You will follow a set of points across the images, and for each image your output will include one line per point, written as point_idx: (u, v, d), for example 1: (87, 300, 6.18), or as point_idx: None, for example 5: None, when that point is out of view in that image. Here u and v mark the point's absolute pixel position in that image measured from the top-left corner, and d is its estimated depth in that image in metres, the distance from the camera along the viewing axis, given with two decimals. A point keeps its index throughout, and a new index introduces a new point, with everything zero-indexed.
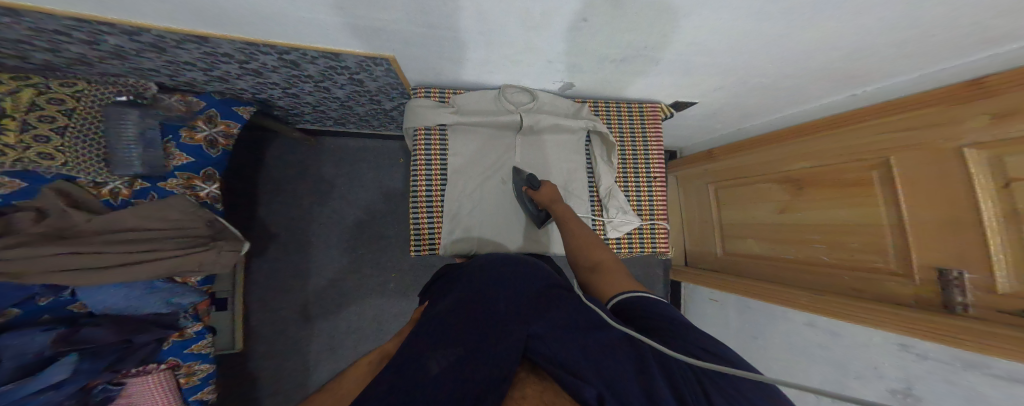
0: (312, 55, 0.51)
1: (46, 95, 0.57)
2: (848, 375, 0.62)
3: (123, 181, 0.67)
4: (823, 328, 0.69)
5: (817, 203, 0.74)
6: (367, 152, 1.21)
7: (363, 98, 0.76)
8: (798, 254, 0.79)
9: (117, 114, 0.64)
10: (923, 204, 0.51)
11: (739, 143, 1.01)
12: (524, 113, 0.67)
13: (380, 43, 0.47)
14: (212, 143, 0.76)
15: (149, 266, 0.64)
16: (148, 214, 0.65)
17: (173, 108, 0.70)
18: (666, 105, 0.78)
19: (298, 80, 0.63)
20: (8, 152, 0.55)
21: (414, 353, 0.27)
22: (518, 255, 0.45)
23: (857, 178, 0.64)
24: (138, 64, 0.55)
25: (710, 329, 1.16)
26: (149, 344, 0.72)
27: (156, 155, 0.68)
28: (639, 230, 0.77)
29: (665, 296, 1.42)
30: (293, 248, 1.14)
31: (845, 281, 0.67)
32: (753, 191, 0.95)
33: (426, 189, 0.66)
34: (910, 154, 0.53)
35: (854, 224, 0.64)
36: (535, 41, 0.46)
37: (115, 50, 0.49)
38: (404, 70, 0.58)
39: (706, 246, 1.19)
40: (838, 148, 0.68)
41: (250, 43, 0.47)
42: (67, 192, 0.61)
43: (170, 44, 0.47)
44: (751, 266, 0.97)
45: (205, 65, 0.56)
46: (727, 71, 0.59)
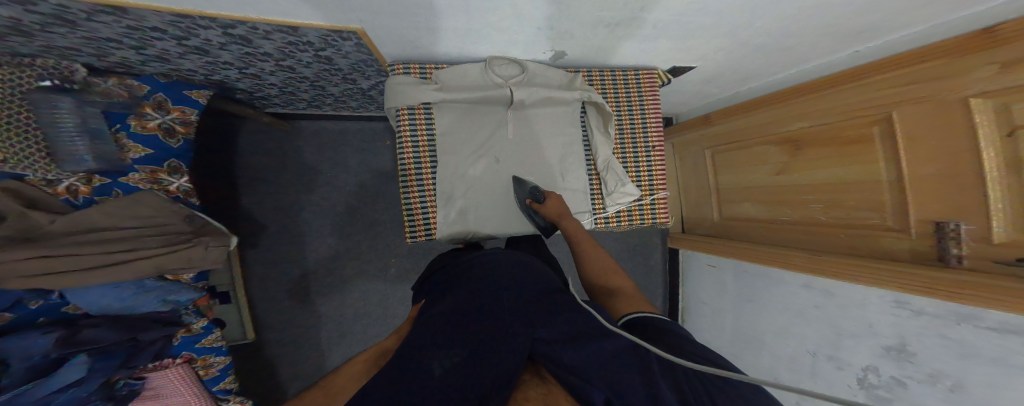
0: (264, 29, 0.44)
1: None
2: (843, 335, 0.66)
3: (78, 178, 0.61)
4: (819, 289, 0.73)
5: (814, 164, 0.74)
6: (350, 136, 1.15)
7: (337, 78, 0.70)
8: (796, 215, 0.81)
9: (46, 102, 0.56)
10: (925, 159, 0.51)
11: (736, 106, 0.98)
12: (515, 86, 0.63)
13: (343, 13, 0.41)
14: (169, 132, 0.70)
15: (133, 267, 0.61)
16: (115, 211, 0.62)
17: (112, 92, 0.62)
18: (662, 72, 0.74)
19: (258, 58, 0.56)
20: None
21: (416, 354, 0.27)
22: (516, 253, 0.47)
23: (856, 136, 0.63)
24: (50, 41, 0.48)
25: (707, 292, 1.22)
26: (156, 341, 0.72)
27: (110, 148, 0.63)
28: (638, 203, 0.77)
29: (660, 261, 1.47)
30: (286, 240, 1.12)
31: (840, 237, 0.70)
32: (750, 155, 0.95)
33: (415, 172, 0.63)
34: (914, 108, 0.52)
35: (853, 182, 0.65)
36: (520, 6, 0.41)
37: (13, 23, 0.41)
38: (378, 45, 0.52)
39: (702, 212, 1.22)
40: (839, 107, 0.67)
41: (182, 15, 0.40)
42: (16, 190, 0.55)
43: (79, 15, 0.39)
44: (746, 229, 1.00)
45: (134, 43, 0.48)
46: (728, 32, 0.55)
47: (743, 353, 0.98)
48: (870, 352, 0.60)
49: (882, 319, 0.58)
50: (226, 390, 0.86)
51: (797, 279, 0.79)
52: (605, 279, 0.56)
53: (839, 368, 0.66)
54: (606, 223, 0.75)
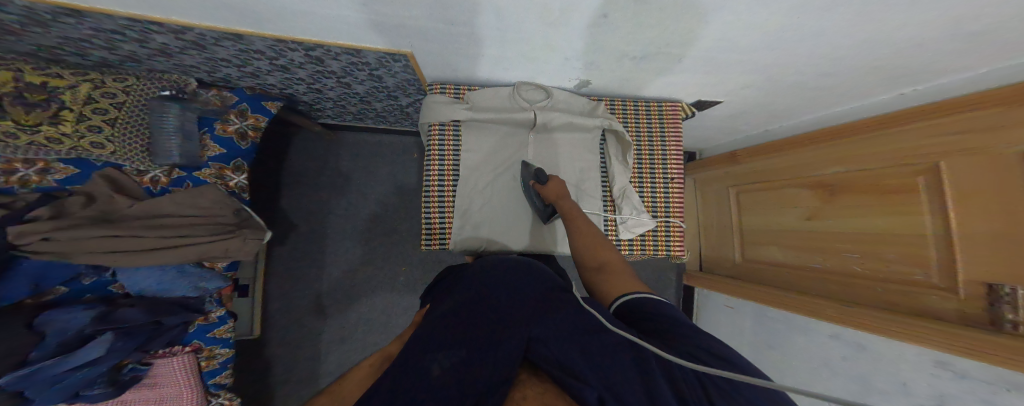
0: (335, 51, 0.53)
1: (99, 89, 0.62)
2: (872, 390, 0.60)
3: (162, 170, 0.73)
4: (850, 341, 0.66)
5: (851, 209, 0.70)
6: (384, 147, 1.25)
7: (381, 94, 0.78)
8: (826, 263, 0.76)
9: (159, 109, 0.69)
10: (976, 213, 0.47)
11: (764, 145, 0.97)
12: (539, 111, 0.67)
13: (400, 39, 0.48)
14: (242, 136, 0.80)
15: (181, 252, 0.69)
16: (182, 200, 0.71)
17: (209, 102, 0.75)
18: (688, 105, 0.76)
19: (324, 75, 0.66)
20: (65, 142, 0.60)
21: (416, 354, 0.28)
22: (520, 257, 0.44)
23: (898, 185, 0.60)
24: (179, 61, 0.59)
25: (724, 336, 1.12)
26: (176, 327, 0.77)
27: (193, 146, 0.73)
28: (653, 232, 0.76)
29: (676, 300, 1.39)
30: (312, 237, 1.20)
31: (877, 293, 0.64)
32: (778, 196, 0.91)
33: (438, 184, 0.67)
34: (961, 159, 0.50)
35: (893, 232, 0.61)
36: (553, 38, 0.45)
37: (161, 46, 0.53)
38: (423, 66, 0.59)
39: (723, 250, 1.15)
40: (885, 150, 0.64)
41: (282, 41, 0.49)
42: (111, 179, 0.68)
43: (210, 41, 0.50)
44: (772, 274, 0.94)
45: (239, 62, 0.59)
46: (754, 68, 0.56)
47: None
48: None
49: (917, 377, 0.52)
50: (219, 385, 0.87)
51: (824, 327, 0.72)
52: (594, 253, 0.55)
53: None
54: (618, 248, 0.74)
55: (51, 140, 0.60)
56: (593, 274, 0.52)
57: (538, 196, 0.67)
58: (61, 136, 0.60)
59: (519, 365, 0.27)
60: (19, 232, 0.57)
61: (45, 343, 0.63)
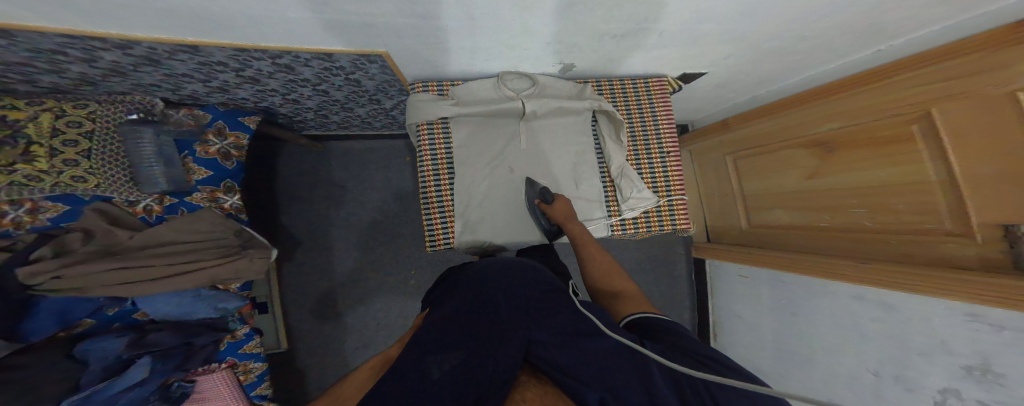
0: (305, 56, 0.50)
1: (62, 119, 0.60)
2: (911, 353, 0.57)
3: (154, 198, 0.70)
4: (877, 301, 0.65)
5: (851, 166, 0.69)
6: (374, 152, 1.23)
7: (364, 99, 0.76)
8: (834, 220, 0.76)
9: (131, 134, 0.66)
10: (976, 154, 0.46)
11: (754, 110, 0.95)
12: (526, 99, 0.65)
13: (369, 39, 0.46)
14: (226, 156, 0.79)
15: (193, 277, 0.67)
16: (182, 226, 0.69)
17: (183, 122, 0.73)
18: (673, 79, 0.74)
19: (300, 84, 0.63)
20: (43, 179, 0.58)
21: (417, 358, 0.28)
22: (520, 259, 0.45)
23: (892, 135, 0.60)
24: (137, 79, 0.57)
25: (741, 304, 1.13)
26: (207, 346, 0.77)
27: (177, 171, 0.72)
28: (656, 208, 0.75)
29: (686, 273, 1.40)
30: (315, 251, 1.19)
31: (891, 244, 0.64)
32: (776, 160, 0.90)
33: (435, 186, 0.66)
34: (953, 103, 0.49)
35: (898, 184, 0.60)
36: (528, 23, 0.43)
37: (110, 66, 0.50)
38: (400, 65, 0.57)
39: (728, 220, 1.16)
40: (873, 106, 0.63)
41: (241, 49, 0.47)
42: (105, 211, 0.65)
43: (163, 55, 0.48)
44: (781, 236, 0.94)
45: (201, 76, 0.56)
46: (734, 38, 0.55)
47: (789, 372, 0.88)
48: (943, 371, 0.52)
49: (957, 335, 0.50)
50: (262, 396, 0.89)
51: (848, 289, 0.72)
52: (607, 280, 0.56)
53: (910, 391, 0.58)
54: (623, 229, 0.73)
55: (26, 179, 0.57)
56: (609, 301, 0.52)
57: (544, 215, 0.67)
58: (40, 174, 0.58)
59: (520, 368, 0.26)
60: (29, 272, 0.54)
61: (90, 369, 0.63)
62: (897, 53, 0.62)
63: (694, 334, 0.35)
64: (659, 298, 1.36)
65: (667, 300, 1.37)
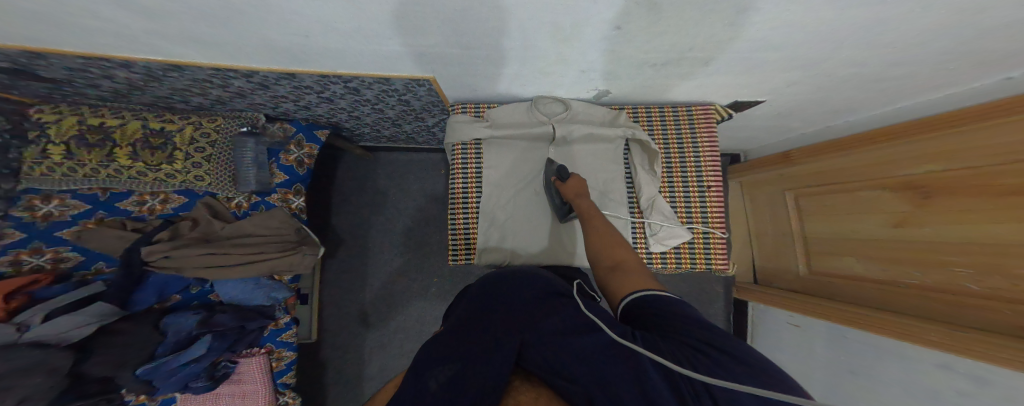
0: (368, 81, 0.59)
1: (196, 131, 0.77)
2: None
3: (244, 196, 0.85)
4: (966, 373, 0.53)
5: (953, 216, 0.58)
6: (417, 165, 1.33)
7: (411, 117, 0.85)
8: (928, 279, 0.63)
9: (241, 143, 0.82)
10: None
11: (825, 144, 0.87)
12: (557, 124, 0.68)
13: (422, 67, 0.52)
14: (300, 163, 0.91)
15: (257, 267, 0.79)
16: (258, 222, 0.81)
17: (275, 134, 0.86)
18: (721, 107, 0.71)
19: (361, 104, 0.73)
20: (177, 177, 0.76)
21: (419, 368, 0.30)
22: (530, 269, 0.46)
23: (1005, 187, 0.50)
24: (253, 101, 0.71)
25: (788, 360, 0.98)
26: (255, 330, 0.86)
27: (264, 175, 0.84)
28: (689, 244, 0.70)
29: (726, 319, 1.24)
30: (354, 251, 1.30)
31: (1006, 315, 0.50)
32: (852, 200, 0.79)
33: (463, 201, 0.70)
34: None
35: (1014, 245, 0.48)
36: (567, 53, 0.46)
37: (238, 90, 0.64)
38: (444, 89, 0.63)
39: (784, 262, 1.03)
40: (985, 148, 0.53)
41: (323, 76, 0.56)
42: (211, 205, 0.80)
43: (271, 81, 0.59)
44: (854, 291, 0.80)
45: (294, 97, 0.69)
46: (796, 65, 0.51)
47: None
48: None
49: None
50: (286, 385, 0.94)
51: (929, 354, 0.59)
52: (609, 253, 0.55)
53: None
54: (649, 262, 0.69)
55: (168, 176, 0.75)
56: (608, 273, 0.51)
57: (557, 193, 0.67)
58: (175, 173, 0.76)
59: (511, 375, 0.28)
60: (149, 251, 0.70)
61: (166, 341, 0.76)
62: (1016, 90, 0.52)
63: (689, 312, 0.35)
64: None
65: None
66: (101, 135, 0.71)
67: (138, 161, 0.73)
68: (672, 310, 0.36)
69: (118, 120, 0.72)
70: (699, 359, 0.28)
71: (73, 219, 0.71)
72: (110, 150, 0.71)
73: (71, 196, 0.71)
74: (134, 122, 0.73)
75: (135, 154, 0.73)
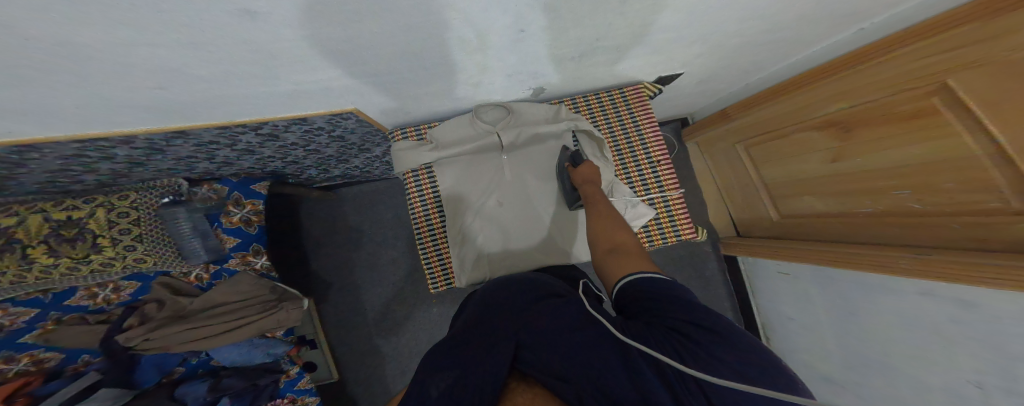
0: (282, 124, 0.57)
1: (114, 211, 0.69)
2: (1003, 362, 0.48)
3: (201, 268, 0.77)
4: (945, 296, 0.56)
5: (872, 146, 0.64)
6: (382, 193, 1.28)
7: (355, 151, 0.84)
8: (876, 205, 0.68)
9: (169, 215, 0.72)
10: (1015, 124, 0.40)
11: (750, 98, 0.92)
12: (501, 130, 0.68)
13: (337, 101, 0.51)
14: (247, 222, 0.83)
15: (245, 330, 0.75)
16: (227, 289, 0.75)
17: (207, 197, 0.78)
18: (650, 83, 0.74)
19: (289, 149, 0.72)
20: (115, 264, 0.68)
21: (420, 379, 0.31)
22: (521, 275, 0.47)
23: (914, 108, 0.54)
24: (157, 166, 0.66)
25: (791, 312, 0.99)
26: (270, 384, 0.83)
27: (213, 242, 0.77)
28: (655, 220, 0.71)
29: (724, 281, 1.26)
30: (336, 298, 1.21)
31: (953, 227, 0.55)
32: (790, 144, 0.85)
33: (426, 223, 0.69)
34: (970, 72, 0.44)
35: (933, 160, 0.54)
36: (486, 61, 0.46)
37: (128, 158, 0.58)
38: (374, 118, 0.62)
39: (756, 211, 1.08)
40: (878, 82, 0.60)
41: (222, 127, 0.53)
42: (169, 283, 0.74)
43: (161, 144, 0.55)
44: (821, 227, 0.85)
45: (203, 155, 0.65)
46: (696, 40, 0.54)
47: (870, 388, 0.73)
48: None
49: None
50: None
51: (910, 285, 0.62)
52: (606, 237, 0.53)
53: None
54: None
55: (103, 264, 0.67)
56: (605, 256, 0.49)
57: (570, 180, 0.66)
58: (110, 260, 0.67)
59: (506, 377, 0.29)
60: (125, 337, 0.65)
61: None
62: (888, 25, 0.58)
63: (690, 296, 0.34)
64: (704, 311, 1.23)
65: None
66: (0, 238, 0.61)
67: (59, 256, 0.64)
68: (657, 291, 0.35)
69: (13, 217, 0.62)
70: (685, 342, 0.28)
71: (27, 325, 0.63)
72: (21, 252, 0.61)
73: (11, 305, 0.61)
74: (33, 216, 0.63)
75: (52, 250, 0.64)
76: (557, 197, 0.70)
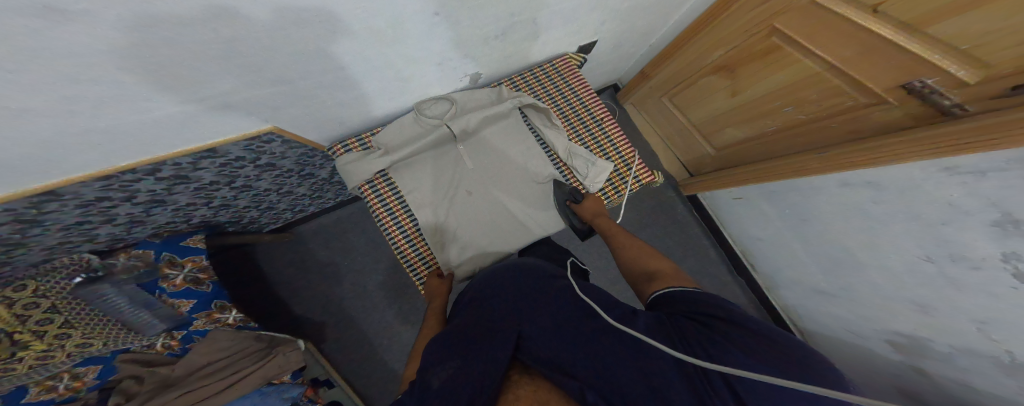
0: (185, 161, 0.52)
1: (18, 303, 0.54)
2: (936, 224, 0.57)
3: (162, 336, 0.67)
4: (862, 183, 0.66)
5: (755, 77, 0.78)
6: (343, 217, 1.22)
7: (296, 177, 0.80)
8: (779, 123, 0.80)
9: (92, 294, 0.60)
10: (839, 41, 0.56)
11: (657, 56, 1.03)
12: (450, 121, 0.65)
13: (251, 118, 0.49)
14: (196, 281, 0.74)
15: (256, 376, 0.70)
16: (205, 349, 0.69)
17: (131, 266, 0.66)
18: (574, 54, 0.76)
19: (209, 188, 0.65)
20: (54, 355, 0.56)
21: (425, 366, 0.33)
22: (508, 262, 0.51)
23: (766, 47, 0.71)
24: (44, 243, 0.55)
25: (754, 228, 1.08)
26: None
27: (164, 309, 0.67)
28: (616, 173, 0.74)
29: (695, 219, 1.31)
30: (331, 334, 1.15)
31: (833, 127, 0.68)
32: (697, 89, 0.98)
33: (400, 233, 0.65)
34: (791, 15, 0.62)
35: (798, 79, 0.68)
36: (406, 53, 0.47)
37: (1, 239, 0.48)
38: (302, 135, 0.61)
39: (695, 151, 1.16)
40: (737, 29, 0.74)
41: (104, 177, 0.46)
42: (134, 358, 0.64)
43: (35, 212, 0.45)
44: (743, 152, 0.96)
45: (101, 217, 0.56)
46: (598, 4, 0.58)
47: (849, 283, 0.84)
48: (987, 235, 0.50)
49: (954, 192, 0.52)
50: None
51: (831, 179, 0.72)
52: (639, 263, 0.56)
53: (979, 269, 0.54)
54: (593, 201, 0.73)
55: (40, 359, 0.55)
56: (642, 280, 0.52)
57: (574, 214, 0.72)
58: (48, 351, 0.55)
59: (506, 371, 0.31)
60: None
61: None
62: None
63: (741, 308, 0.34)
64: (686, 252, 1.27)
65: (693, 251, 1.27)
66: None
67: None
68: (708, 303, 0.35)
69: None
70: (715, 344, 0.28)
71: None
72: None
73: None
74: None
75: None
76: (522, 176, 0.71)
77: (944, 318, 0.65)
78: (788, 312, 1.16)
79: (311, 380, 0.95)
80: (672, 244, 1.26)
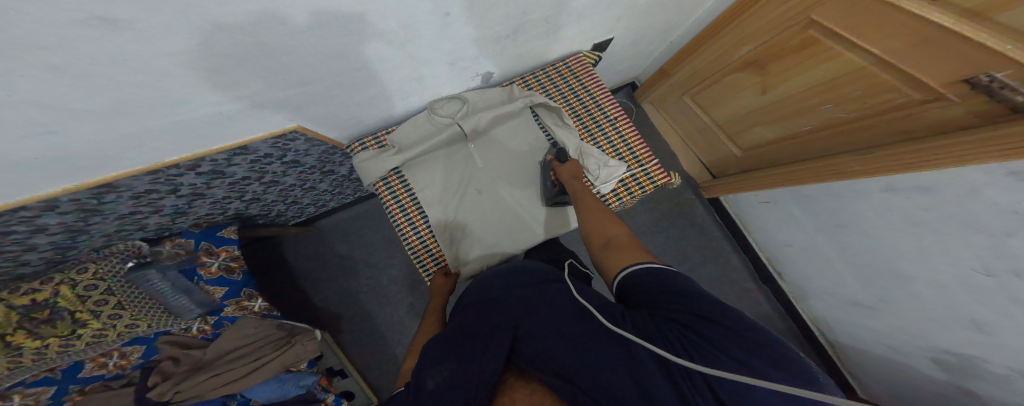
0: (221, 157, 0.56)
1: (80, 285, 0.62)
2: (996, 236, 0.51)
3: (198, 320, 0.73)
4: (908, 187, 0.61)
5: (789, 73, 0.73)
6: (361, 213, 1.26)
7: (318, 173, 0.83)
8: (816, 121, 0.74)
9: (139, 278, 0.65)
10: (890, 30, 0.51)
11: (679, 52, 0.99)
12: (462, 120, 0.66)
13: (273, 120, 0.52)
14: (229, 269, 0.77)
15: (270, 366, 0.72)
16: (231, 335, 0.72)
17: (175, 253, 0.72)
18: (589, 52, 0.75)
19: (242, 183, 0.70)
20: (107, 334, 0.64)
21: (424, 366, 0.34)
22: (512, 264, 0.50)
23: (799, 42, 0.67)
24: (101, 231, 0.61)
25: (781, 234, 1.02)
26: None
27: (202, 296, 0.72)
28: (631, 175, 0.71)
29: (716, 223, 1.24)
30: (347, 325, 1.20)
31: (881, 126, 0.62)
32: (723, 86, 0.93)
33: (412, 229, 0.67)
34: (828, 7, 0.58)
35: (838, 75, 0.64)
36: (418, 54, 0.48)
37: (64, 227, 0.53)
38: (324, 133, 0.64)
39: (719, 152, 1.11)
40: (770, 23, 0.70)
41: (153, 171, 0.50)
42: (174, 340, 0.69)
43: (94, 202, 0.51)
44: (774, 152, 0.91)
45: (148, 208, 0.61)
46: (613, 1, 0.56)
47: (891, 297, 0.77)
48: None
49: (1015, 200, 0.46)
50: None
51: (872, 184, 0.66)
52: (601, 229, 0.55)
53: None
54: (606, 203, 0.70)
55: (96, 336, 0.63)
56: (601, 250, 0.51)
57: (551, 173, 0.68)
58: (102, 330, 0.63)
59: (503, 369, 0.31)
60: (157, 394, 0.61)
61: None
62: None
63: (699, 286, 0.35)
64: (706, 258, 1.21)
65: (714, 256, 1.21)
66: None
67: (46, 337, 0.59)
68: (669, 285, 0.35)
69: None
70: (686, 335, 0.29)
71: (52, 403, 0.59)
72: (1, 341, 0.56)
73: (23, 388, 0.57)
74: None
75: (35, 333, 0.58)
76: (534, 176, 0.70)
77: (1001, 339, 0.58)
78: (818, 324, 1.08)
79: (325, 370, 1.00)
80: (691, 248, 1.21)
